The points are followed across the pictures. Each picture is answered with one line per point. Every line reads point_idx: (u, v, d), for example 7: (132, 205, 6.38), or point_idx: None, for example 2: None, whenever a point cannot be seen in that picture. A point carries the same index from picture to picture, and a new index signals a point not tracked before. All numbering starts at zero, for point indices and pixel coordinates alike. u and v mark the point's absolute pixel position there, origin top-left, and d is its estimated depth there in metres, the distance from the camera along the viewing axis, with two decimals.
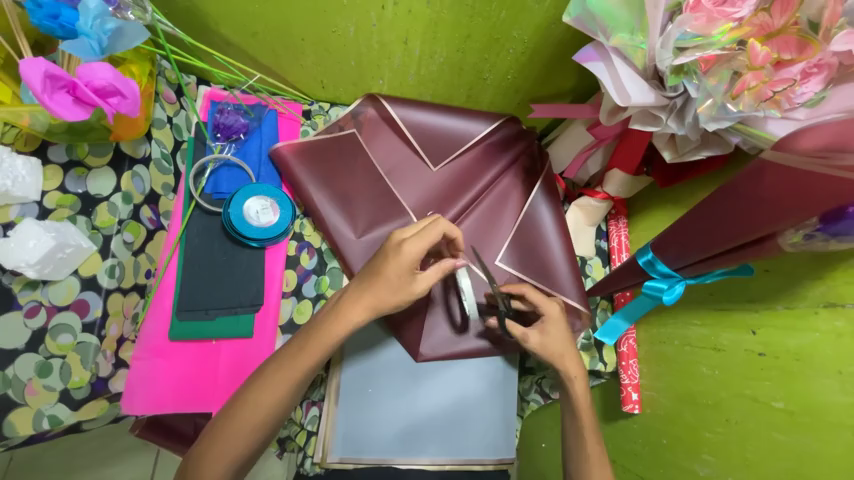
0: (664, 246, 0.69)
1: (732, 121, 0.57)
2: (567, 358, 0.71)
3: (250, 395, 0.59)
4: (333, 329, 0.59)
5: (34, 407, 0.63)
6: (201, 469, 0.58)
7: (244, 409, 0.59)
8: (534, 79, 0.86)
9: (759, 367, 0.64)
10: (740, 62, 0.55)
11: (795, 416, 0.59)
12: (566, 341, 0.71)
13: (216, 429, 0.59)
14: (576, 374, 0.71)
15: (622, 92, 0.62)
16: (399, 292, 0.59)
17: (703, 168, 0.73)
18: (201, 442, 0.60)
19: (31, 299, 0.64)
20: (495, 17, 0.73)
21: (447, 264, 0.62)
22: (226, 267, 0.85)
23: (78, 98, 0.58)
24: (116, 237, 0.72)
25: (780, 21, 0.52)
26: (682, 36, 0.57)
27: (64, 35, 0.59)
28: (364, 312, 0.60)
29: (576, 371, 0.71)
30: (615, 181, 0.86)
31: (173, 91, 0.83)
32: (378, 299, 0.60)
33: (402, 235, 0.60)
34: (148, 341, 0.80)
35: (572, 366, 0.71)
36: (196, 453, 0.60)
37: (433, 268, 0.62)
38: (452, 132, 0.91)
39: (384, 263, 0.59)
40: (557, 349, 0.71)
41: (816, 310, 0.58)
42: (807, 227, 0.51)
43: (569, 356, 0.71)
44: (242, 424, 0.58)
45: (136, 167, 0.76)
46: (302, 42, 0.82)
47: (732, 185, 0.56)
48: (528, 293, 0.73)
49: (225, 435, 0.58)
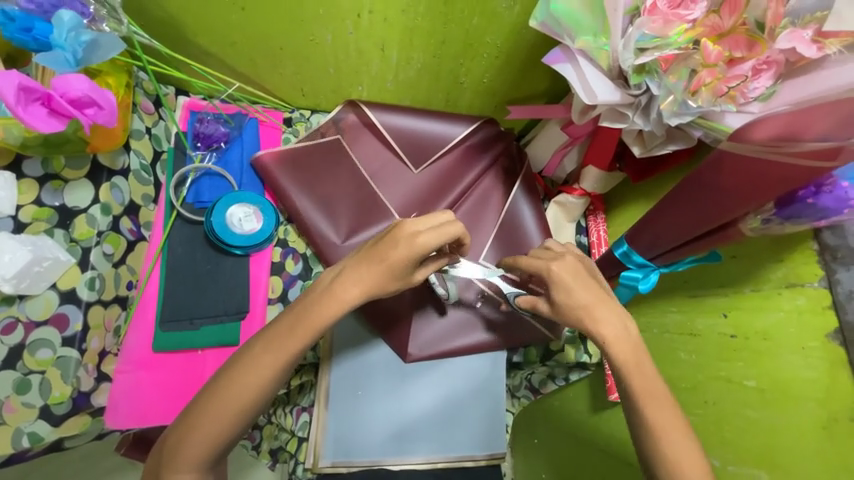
0: (637, 236, 0.72)
1: (693, 116, 0.61)
2: (593, 308, 0.58)
3: (220, 383, 0.57)
4: (323, 311, 0.57)
5: (13, 425, 0.62)
6: (174, 465, 0.56)
7: (211, 402, 0.56)
8: (509, 82, 0.89)
9: (732, 349, 0.67)
10: (696, 61, 0.59)
11: (765, 393, 0.62)
12: (586, 291, 0.60)
13: (184, 430, 0.56)
14: (609, 328, 0.58)
15: (589, 92, 0.65)
16: (398, 277, 0.58)
17: (669, 162, 0.77)
18: (178, 426, 0.57)
19: (7, 314, 0.63)
20: (467, 23, 0.76)
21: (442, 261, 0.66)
22: (211, 276, 0.84)
23: (53, 110, 0.57)
24: (95, 249, 0.71)
25: (729, 22, 0.56)
26: (641, 37, 0.61)
27: (36, 48, 0.59)
28: (358, 295, 0.58)
29: (610, 324, 0.58)
30: (590, 177, 0.90)
31: (151, 102, 0.83)
32: (376, 284, 0.58)
33: (417, 227, 0.57)
34: (131, 354, 0.79)
35: (606, 323, 0.58)
36: (170, 442, 0.57)
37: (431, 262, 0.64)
38: (433, 135, 0.93)
39: (393, 250, 0.57)
40: (577, 302, 0.59)
41: (780, 291, 0.61)
42: (765, 212, 0.54)
43: (598, 308, 0.59)
44: (217, 425, 0.56)
45: (115, 178, 0.75)
46: (280, 51, 0.83)
47: (695, 175, 0.60)
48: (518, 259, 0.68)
49: (190, 439, 0.56)
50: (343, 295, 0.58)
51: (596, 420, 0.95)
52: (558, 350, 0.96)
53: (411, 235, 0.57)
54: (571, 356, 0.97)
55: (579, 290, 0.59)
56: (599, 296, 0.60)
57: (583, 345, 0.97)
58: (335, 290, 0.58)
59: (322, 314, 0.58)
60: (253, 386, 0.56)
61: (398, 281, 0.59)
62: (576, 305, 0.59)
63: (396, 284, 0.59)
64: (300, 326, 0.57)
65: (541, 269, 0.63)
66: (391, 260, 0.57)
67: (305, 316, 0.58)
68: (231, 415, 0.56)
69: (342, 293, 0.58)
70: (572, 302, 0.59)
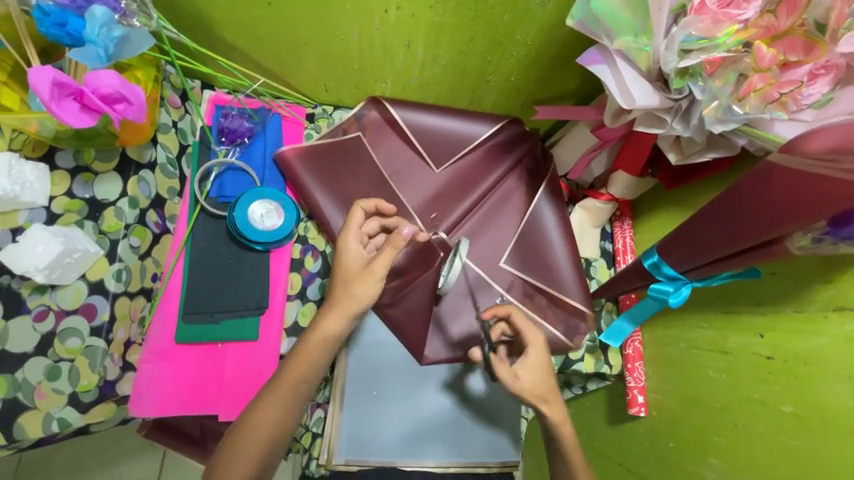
0: (669, 248, 0.69)
1: (739, 123, 0.57)
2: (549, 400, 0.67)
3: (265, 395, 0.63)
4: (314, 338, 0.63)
5: (43, 410, 0.64)
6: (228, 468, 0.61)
7: (245, 432, 0.62)
8: (538, 80, 0.85)
9: (768, 370, 0.63)
10: (747, 64, 0.55)
11: (804, 421, 0.58)
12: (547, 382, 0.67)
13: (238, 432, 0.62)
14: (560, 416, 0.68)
15: (627, 95, 0.61)
16: (364, 284, 0.63)
17: (707, 170, 0.73)
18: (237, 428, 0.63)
19: (40, 303, 0.66)
20: (498, 20, 0.73)
21: (398, 239, 0.63)
22: (232, 271, 0.85)
23: (85, 105, 0.58)
24: (122, 242, 0.72)
25: (786, 23, 0.52)
26: (687, 38, 0.56)
27: (71, 43, 0.60)
28: (340, 319, 0.63)
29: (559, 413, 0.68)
30: (620, 182, 0.86)
31: (177, 96, 0.83)
32: (347, 304, 0.63)
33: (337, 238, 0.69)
34: (155, 344, 0.81)
35: (553, 410, 0.67)
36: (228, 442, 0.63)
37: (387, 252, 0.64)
38: (457, 134, 0.91)
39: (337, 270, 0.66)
40: (540, 392, 0.66)
41: (826, 314, 0.57)
42: (816, 230, 0.51)
43: (551, 402, 0.67)
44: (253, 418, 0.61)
45: (142, 172, 0.76)
46: (305, 46, 0.82)
47: (735, 187, 0.57)
48: (513, 314, 0.72)
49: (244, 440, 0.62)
50: (330, 325, 0.63)
51: (615, 432, 0.94)
52: (578, 360, 0.94)
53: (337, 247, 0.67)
54: (590, 365, 0.94)
55: (542, 383, 0.67)
56: (552, 390, 0.68)
57: (604, 355, 0.95)
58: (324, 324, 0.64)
59: (313, 340, 0.64)
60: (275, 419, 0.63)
61: (361, 279, 0.63)
62: (534, 398, 0.66)
63: (372, 291, 0.64)
64: (308, 353, 0.64)
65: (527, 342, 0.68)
66: (341, 273, 0.65)
67: (308, 347, 0.64)
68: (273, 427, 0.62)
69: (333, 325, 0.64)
70: (535, 393, 0.66)
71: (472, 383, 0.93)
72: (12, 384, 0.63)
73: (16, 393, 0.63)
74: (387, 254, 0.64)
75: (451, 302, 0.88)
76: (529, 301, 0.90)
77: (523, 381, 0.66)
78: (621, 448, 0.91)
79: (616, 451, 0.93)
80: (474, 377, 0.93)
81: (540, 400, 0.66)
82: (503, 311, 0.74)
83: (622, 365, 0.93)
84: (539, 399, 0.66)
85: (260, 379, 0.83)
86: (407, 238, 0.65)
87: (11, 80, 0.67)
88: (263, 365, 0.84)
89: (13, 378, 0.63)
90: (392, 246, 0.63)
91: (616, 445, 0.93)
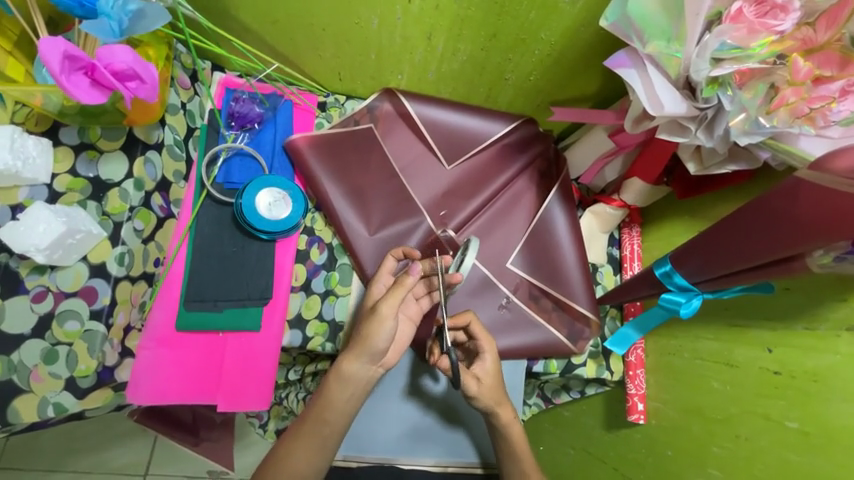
0: (683, 258, 0.68)
1: (765, 136, 0.56)
2: (503, 407, 0.74)
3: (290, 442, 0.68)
4: (331, 382, 0.66)
5: (39, 394, 0.62)
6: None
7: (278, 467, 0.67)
8: (558, 81, 0.84)
9: (774, 385, 0.63)
10: (781, 76, 0.54)
11: (809, 438, 0.58)
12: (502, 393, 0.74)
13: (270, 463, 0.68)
14: (509, 421, 0.75)
15: (655, 101, 0.61)
16: (373, 326, 0.63)
17: (726, 181, 0.72)
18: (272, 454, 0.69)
19: (38, 283, 0.64)
20: (524, 17, 0.72)
21: (405, 281, 0.64)
22: (236, 260, 0.83)
23: (96, 81, 0.56)
24: (126, 225, 0.70)
25: (823, 36, 0.51)
26: (720, 46, 0.55)
27: (83, 14, 0.57)
28: (356, 363, 0.65)
29: (510, 419, 0.75)
30: (633, 189, 0.85)
31: (187, 77, 0.81)
32: (362, 348, 0.64)
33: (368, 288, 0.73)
34: (155, 331, 0.79)
35: (505, 412, 0.75)
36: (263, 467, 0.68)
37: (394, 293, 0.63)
38: (471, 131, 0.90)
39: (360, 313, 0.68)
40: (494, 396, 0.73)
41: (838, 333, 0.56)
42: (838, 248, 0.50)
43: (503, 405, 0.74)
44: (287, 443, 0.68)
45: (149, 153, 0.74)
46: (323, 32, 0.80)
47: (761, 201, 0.55)
48: (471, 325, 0.74)
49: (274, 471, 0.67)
50: (350, 368, 0.65)
51: (611, 438, 0.94)
52: (580, 364, 0.93)
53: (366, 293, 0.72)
54: (592, 371, 0.93)
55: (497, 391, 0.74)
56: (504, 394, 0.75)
57: (606, 361, 0.94)
58: (342, 361, 0.65)
59: (332, 384, 0.66)
60: (303, 453, 0.67)
61: (372, 323, 0.63)
62: (489, 401, 0.73)
63: (382, 333, 0.63)
64: (330, 394, 0.66)
65: (484, 348, 0.74)
66: (363, 316, 0.67)
67: (331, 386, 0.66)
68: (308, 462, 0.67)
69: (351, 363, 0.65)
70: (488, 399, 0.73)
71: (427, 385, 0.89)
72: (8, 366, 0.61)
73: (10, 375, 0.61)
74: (395, 291, 0.63)
75: (454, 303, 0.87)
76: (535, 304, 0.89)
77: (484, 385, 0.72)
78: (615, 454, 0.92)
79: (610, 457, 0.93)
80: (431, 378, 0.89)
81: (493, 404, 0.73)
82: (463, 321, 0.74)
83: (624, 372, 0.92)
84: (493, 403, 0.73)
85: (261, 369, 0.82)
86: (413, 279, 0.64)
87: (16, 49, 0.64)
88: (264, 356, 0.82)
89: (8, 359, 0.61)
90: (398, 286, 0.64)
91: (611, 451, 0.93)
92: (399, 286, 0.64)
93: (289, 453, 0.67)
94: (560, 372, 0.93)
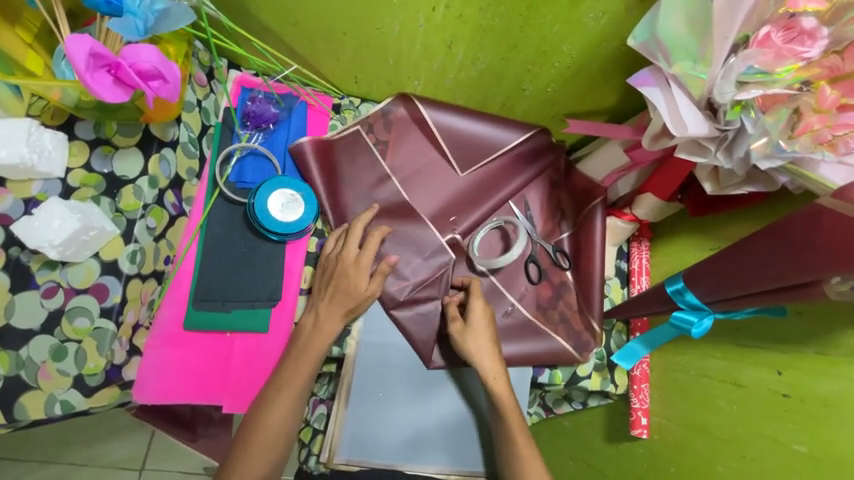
0: (697, 278, 0.68)
1: (785, 160, 0.56)
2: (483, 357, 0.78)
3: (261, 416, 0.72)
4: (317, 340, 0.75)
5: (47, 391, 0.62)
6: (248, 441, 0.71)
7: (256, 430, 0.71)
8: (576, 94, 0.84)
9: (784, 408, 0.63)
10: (806, 103, 0.54)
11: (816, 463, 0.59)
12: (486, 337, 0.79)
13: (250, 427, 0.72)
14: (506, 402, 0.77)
15: (679, 123, 0.61)
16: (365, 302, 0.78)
17: (742, 201, 0.71)
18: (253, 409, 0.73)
19: (49, 279, 0.63)
20: (546, 29, 0.72)
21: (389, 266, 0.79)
22: (245, 261, 0.82)
23: (118, 78, 0.55)
24: (139, 222, 0.69)
25: (851, 66, 0.51)
26: (746, 70, 0.56)
27: (107, 12, 0.56)
28: (340, 319, 0.76)
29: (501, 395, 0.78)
30: (645, 204, 0.85)
31: (204, 74, 0.80)
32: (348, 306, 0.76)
33: (353, 254, 0.78)
34: (162, 330, 0.78)
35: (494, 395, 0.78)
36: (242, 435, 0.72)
37: (380, 273, 0.78)
38: (486, 141, 0.90)
39: (341, 274, 0.77)
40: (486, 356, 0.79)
41: (851, 359, 0.56)
42: None
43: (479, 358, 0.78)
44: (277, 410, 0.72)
45: (164, 150, 0.73)
46: (342, 35, 0.79)
47: (784, 226, 0.55)
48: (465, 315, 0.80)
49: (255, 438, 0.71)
50: (330, 324, 0.76)
51: (612, 450, 0.95)
52: (585, 376, 0.92)
53: (353, 260, 0.77)
54: (596, 383, 0.93)
55: (483, 336, 0.79)
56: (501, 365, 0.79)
57: (611, 374, 0.93)
58: (324, 319, 0.76)
59: (319, 343, 0.75)
60: (277, 418, 0.72)
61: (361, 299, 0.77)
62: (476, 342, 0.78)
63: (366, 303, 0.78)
64: (313, 349, 0.74)
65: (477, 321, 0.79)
66: (343, 282, 0.76)
67: (311, 347, 0.75)
68: (279, 430, 0.72)
69: (328, 325, 0.76)
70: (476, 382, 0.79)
71: (458, 390, 0.89)
72: (17, 362, 0.60)
73: (18, 371, 0.61)
74: (376, 277, 0.78)
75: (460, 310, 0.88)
76: (542, 313, 0.90)
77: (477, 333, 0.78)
78: (616, 466, 0.92)
79: (610, 468, 0.94)
80: (454, 380, 0.89)
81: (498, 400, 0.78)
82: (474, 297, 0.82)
83: (628, 386, 0.92)
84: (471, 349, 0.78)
85: (267, 373, 0.81)
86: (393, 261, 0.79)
87: (36, 42, 0.64)
88: (270, 358, 0.82)
89: (18, 355, 0.61)
90: (382, 272, 0.79)
91: (611, 464, 0.94)
92: (383, 273, 0.78)
93: (265, 420, 0.71)
94: (565, 384, 0.92)
